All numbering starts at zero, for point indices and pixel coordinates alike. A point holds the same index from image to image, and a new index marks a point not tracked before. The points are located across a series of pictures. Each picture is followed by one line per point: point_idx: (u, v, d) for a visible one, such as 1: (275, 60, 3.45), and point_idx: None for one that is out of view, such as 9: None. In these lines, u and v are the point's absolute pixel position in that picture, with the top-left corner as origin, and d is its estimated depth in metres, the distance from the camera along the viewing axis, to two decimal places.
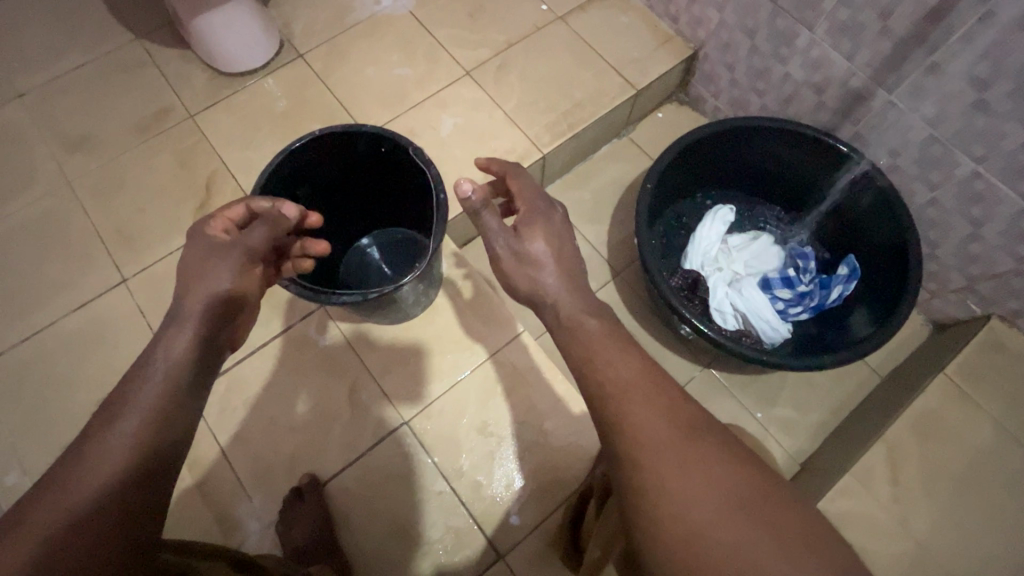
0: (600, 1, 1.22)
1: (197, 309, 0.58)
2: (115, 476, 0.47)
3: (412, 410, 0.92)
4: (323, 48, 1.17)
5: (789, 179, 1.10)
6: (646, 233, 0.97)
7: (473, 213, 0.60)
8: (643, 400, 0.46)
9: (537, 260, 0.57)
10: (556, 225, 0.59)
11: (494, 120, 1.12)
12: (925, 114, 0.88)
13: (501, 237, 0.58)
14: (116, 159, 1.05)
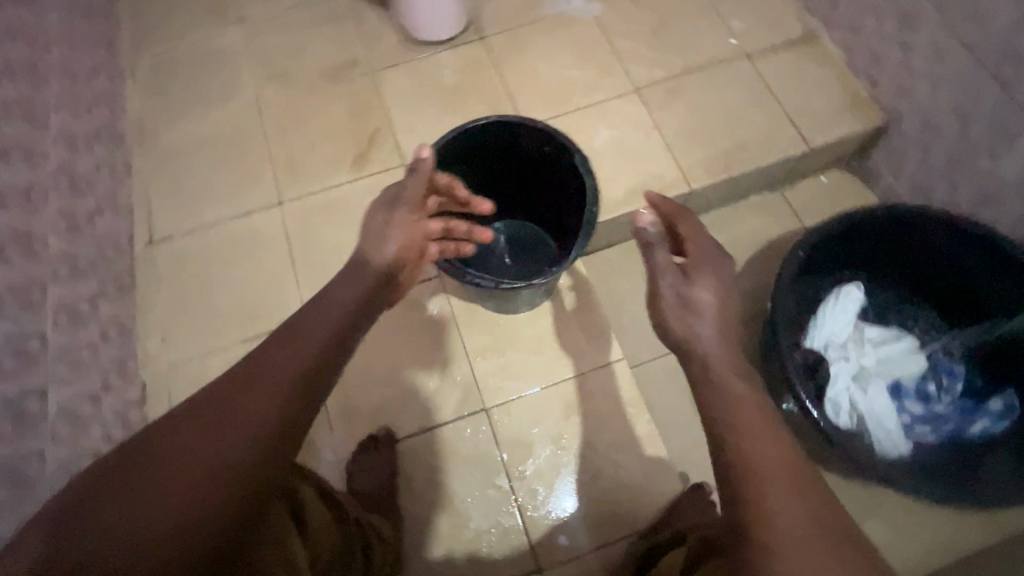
0: (794, 47, 1.15)
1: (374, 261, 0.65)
2: (283, 379, 0.49)
3: (494, 399, 0.94)
4: (505, 35, 1.21)
5: (958, 284, 0.98)
6: (781, 301, 0.92)
7: (644, 244, 0.59)
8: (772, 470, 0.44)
9: (700, 310, 0.56)
10: (721, 278, 0.58)
11: (650, 142, 1.10)
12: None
13: (666, 273, 0.58)
14: (302, 95, 1.16)
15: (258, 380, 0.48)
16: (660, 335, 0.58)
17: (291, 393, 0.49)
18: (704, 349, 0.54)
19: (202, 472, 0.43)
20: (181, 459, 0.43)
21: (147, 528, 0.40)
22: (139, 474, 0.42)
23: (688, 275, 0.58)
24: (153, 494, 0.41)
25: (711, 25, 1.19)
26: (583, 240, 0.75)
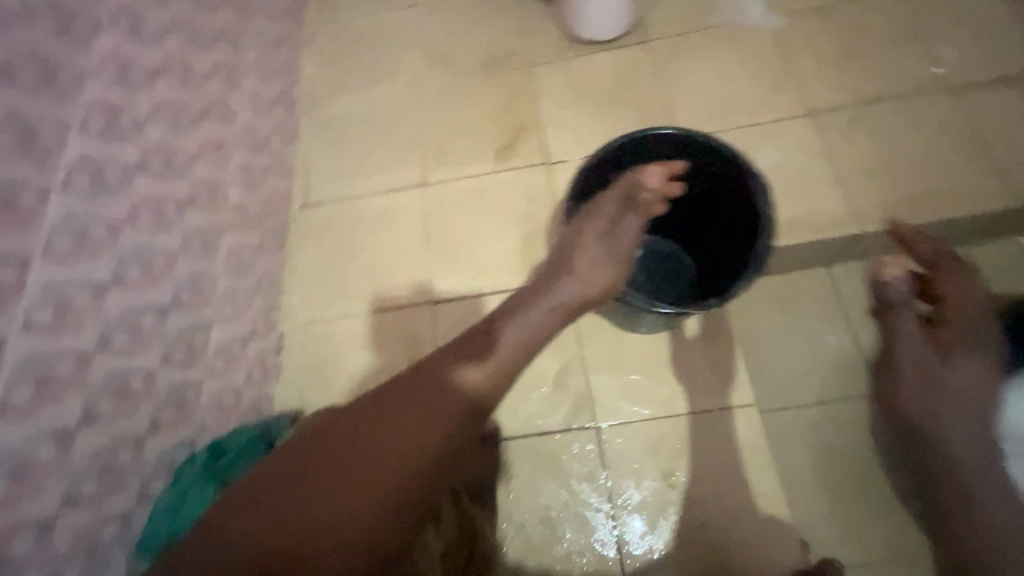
0: (1014, 85, 0.99)
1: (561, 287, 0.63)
2: (490, 370, 0.57)
3: (605, 418, 0.91)
4: (668, 40, 1.15)
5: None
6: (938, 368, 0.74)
7: (894, 303, 0.73)
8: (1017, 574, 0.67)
9: (946, 381, 0.73)
10: (978, 357, 0.74)
11: (819, 173, 0.99)
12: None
13: (921, 348, 0.74)
14: (458, 81, 1.18)
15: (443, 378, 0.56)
16: (892, 398, 0.77)
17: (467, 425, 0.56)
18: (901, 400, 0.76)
19: (399, 472, 0.51)
20: (361, 465, 0.51)
21: (360, 496, 0.50)
22: (353, 450, 0.52)
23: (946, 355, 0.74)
24: (354, 472, 0.51)
25: (912, 51, 1.05)
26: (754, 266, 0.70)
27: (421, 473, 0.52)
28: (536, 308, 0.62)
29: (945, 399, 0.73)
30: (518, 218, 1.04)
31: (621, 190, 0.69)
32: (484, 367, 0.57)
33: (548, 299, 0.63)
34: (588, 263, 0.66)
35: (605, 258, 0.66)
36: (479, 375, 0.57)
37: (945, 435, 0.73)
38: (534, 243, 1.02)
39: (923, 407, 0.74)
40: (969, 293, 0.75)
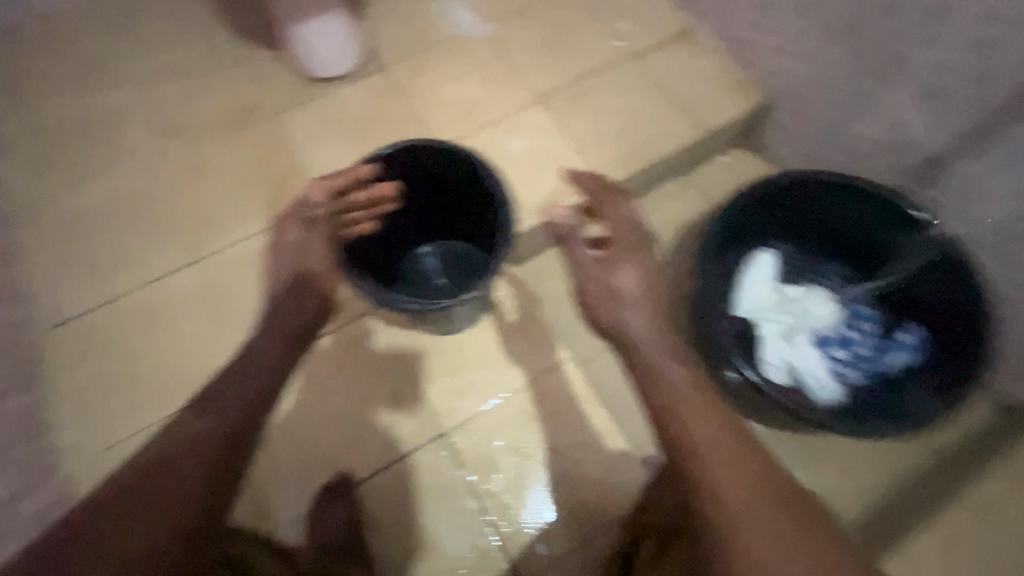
0: (676, 43, 1.24)
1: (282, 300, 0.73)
2: (254, 384, 0.66)
3: (449, 423, 0.93)
4: (401, 63, 1.23)
5: (842, 226, 1.06)
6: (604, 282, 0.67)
7: (560, 239, 0.68)
8: (727, 468, 0.53)
9: (623, 297, 0.65)
10: (645, 265, 0.67)
11: (559, 147, 1.14)
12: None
13: (590, 271, 0.67)
14: (201, 147, 1.12)
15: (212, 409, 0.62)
16: (593, 321, 0.68)
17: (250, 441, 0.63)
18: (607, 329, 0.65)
19: (160, 530, 0.55)
20: (144, 510, 0.55)
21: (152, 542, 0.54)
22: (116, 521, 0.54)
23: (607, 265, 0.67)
24: (140, 522, 0.55)
25: (598, 30, 1.25)
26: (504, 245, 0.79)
27: (185, 521, 0.56)
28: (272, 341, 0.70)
29: (626, 311, 0.65)
30: None
31: (306, 211, 0.76)
32: (245, 385, 0.65)
33: (282, 310, 0.72)
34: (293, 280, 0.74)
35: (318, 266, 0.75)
36: (229, 410, 0.63)
37: (641, 345, 0.62)
38: None
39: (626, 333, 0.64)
40: (627, 219, 0.71)
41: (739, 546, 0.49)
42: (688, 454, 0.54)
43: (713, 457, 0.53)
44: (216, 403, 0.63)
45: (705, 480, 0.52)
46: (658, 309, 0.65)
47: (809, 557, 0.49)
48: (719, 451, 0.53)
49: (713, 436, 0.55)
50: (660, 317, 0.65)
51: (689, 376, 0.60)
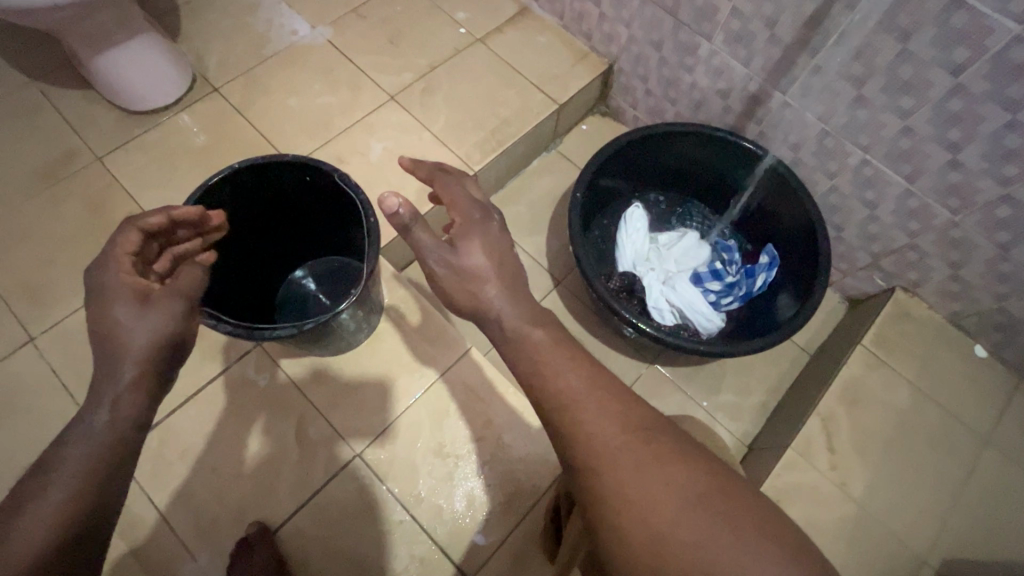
0: (517, 23, 1.27)
1: (136, 343, 0.53)
2: (93, 452, 0.48)
3: (363, 441, 0.89)
4: (238, 80, 1.15)
5: (688, 175, 1.16)
6: (455, 260, 0.59)
7: (402, 227, 0.58)
8: (596, 414, 0.53)
9: (477, 275, 0.59)
10: (494, 237, 0.61)
11: (423, 142, 1.13)
12: (900, 106, 0.84)
13: (435, 253, 0.59)
14: (18, 209, 0.99)
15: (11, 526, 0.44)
16: (451, 305, 0.61)
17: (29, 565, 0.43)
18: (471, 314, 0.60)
19: None
20: None
21: None
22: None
23: (453, 244, 0.60)
24: None
25: (440, 22, 1.25)
26: (372, 248, 0.76)
27: None
28: (110, 386, 0.51)
29: (485, 288, 0.59)
30: None
31: (125, 250, 0.57)
32: (68, 465, 0.47)
33: (130, 348, 0.52)
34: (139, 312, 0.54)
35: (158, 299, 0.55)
36: (50, 507, 0.45)
37: (502, 318, 0.58)
38: (206, 328, 0.94)
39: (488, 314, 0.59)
40: (471, 195, 0.64)
41: (614, 482, 0.49)
42: (559, 408, 0.53)
43: (584, 407, 0.53)
44: (38, 495, 0.45)
45: (578, 430, 0.52)
46: (517, 282, 0.60)
47: (683, 483, 0.48)
48: (588, 398, 0.53)
49: (579, 386, 0.54)
50: (519, 290, 0.60)
51: (552, 338, 0.57)
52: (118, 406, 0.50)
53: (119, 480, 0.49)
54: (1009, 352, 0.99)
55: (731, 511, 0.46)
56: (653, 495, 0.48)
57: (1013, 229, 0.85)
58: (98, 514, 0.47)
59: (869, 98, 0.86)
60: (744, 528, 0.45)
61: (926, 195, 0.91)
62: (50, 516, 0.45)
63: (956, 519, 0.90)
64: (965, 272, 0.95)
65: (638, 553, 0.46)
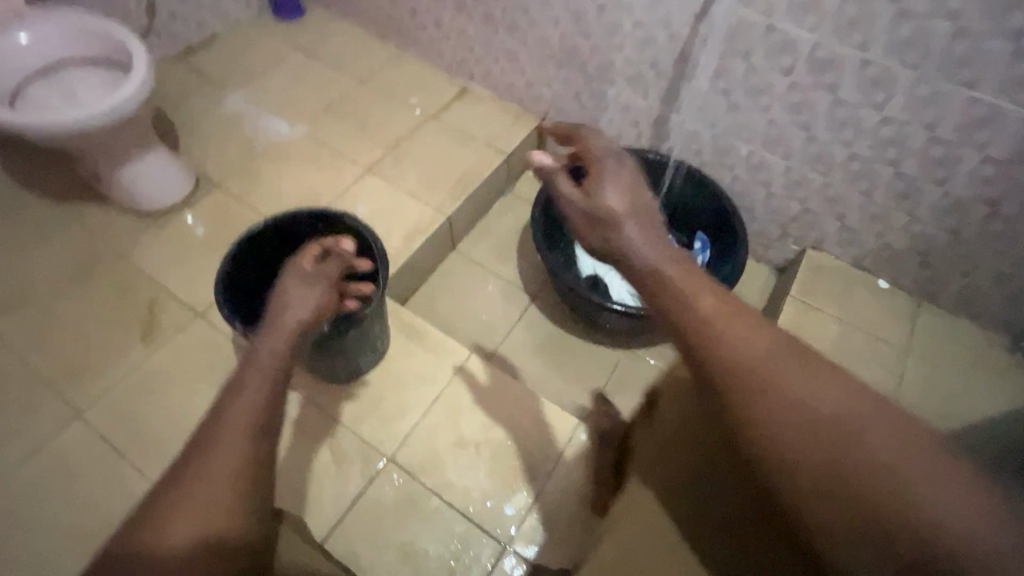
0: (461, 100, 1.56)
1: (300, 305, 0.70)
2: (274, 353, 0.65)
3: (392, 446, 1.00)
4: (236, 175, 1.36)
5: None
6: (589, 205, 0.71)
7: (546, 177, 0.74)
8: (734, 337, 0.61)
9: (614, 215, 0.69)
10: (627, 185, 0.73)
11: (401, 199, 1.35)
12: (760, 105, 1.12)
13: (574, 199, 0.72)
14: (54, 307, 1.12)
15: (232, 401, 0.60)
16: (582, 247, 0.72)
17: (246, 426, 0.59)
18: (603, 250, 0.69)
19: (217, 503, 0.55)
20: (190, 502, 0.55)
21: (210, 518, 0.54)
22: (187, 489, 0.55)
23: (588, 193, 0.73)
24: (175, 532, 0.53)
25: (398, 108, 1.53)
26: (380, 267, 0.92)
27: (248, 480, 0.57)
28: (273, 335, 0.67)
29: (622, 228, 0.68)
30: (207, 366, 1.06)
31: (312, 253, 0.78)
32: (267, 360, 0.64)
33: (300, 296, 0.71)
34: (305, 287, 0.72)
35: (309, 285, 0.73)
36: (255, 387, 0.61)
37: (636, 250, 0.66)
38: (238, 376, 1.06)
39: (614, 244, 0.68)
40: (606, 150, 0.78)
41: (767, 391, 0.59)
42: (699, 333, 0.61)
43: (725, 329, 0.61)
44: (246, 381, 0.62)
45: (721, 350, 0.61)
46: (648, 220, 0.69)
47: (832, 390, 0.58)
48: (726, 326, 0.61)
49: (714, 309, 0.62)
50: (654, 228, 0.69)
51: (680, 267, 0.65)
52: (290, 331, 0.68)
53: (281, 401, 0.63)
54: (903, 279, 1.22)
55: (866, 414, 0.57)
56: (801, 400, 0.58)
57: (868, 178, 1.10)
58: (274, 423, 0.61)
59: (738, 103, 1.14)
60: (873, 417, 0.57)
61: (802, 167, 1.16)
62: (255, 396, 0.60)
63: None
64: (849, 221, 1.20)
65: (792, 445, 0.58)
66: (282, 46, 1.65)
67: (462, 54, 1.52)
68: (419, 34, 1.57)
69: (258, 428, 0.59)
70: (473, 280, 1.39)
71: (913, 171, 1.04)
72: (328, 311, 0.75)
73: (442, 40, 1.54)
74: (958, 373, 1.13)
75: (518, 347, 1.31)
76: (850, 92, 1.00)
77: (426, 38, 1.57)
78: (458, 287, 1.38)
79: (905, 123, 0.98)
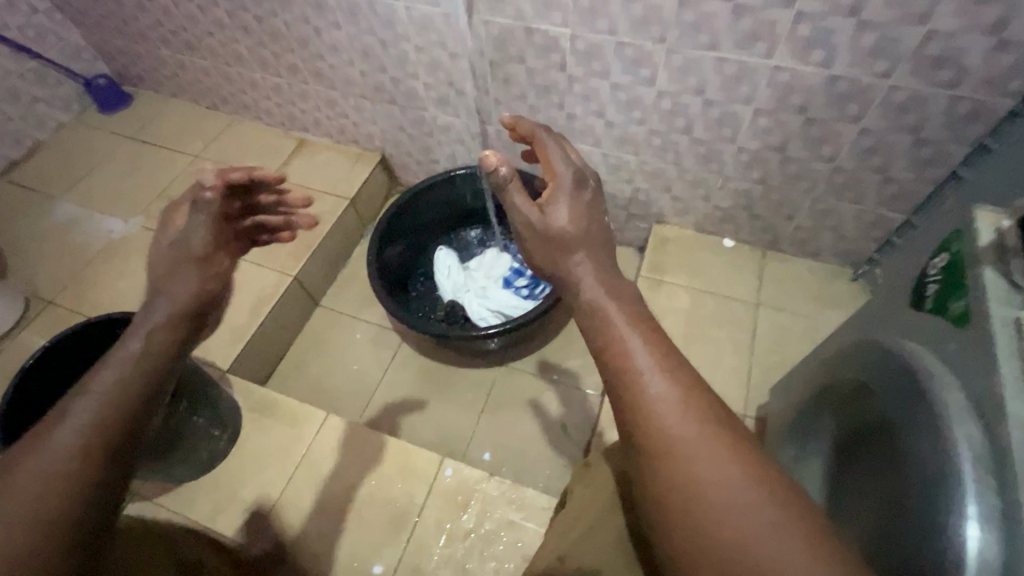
0: (299, 153, 1.53)
1: (180, 255, 0.62)
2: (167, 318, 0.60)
3: (249, 534, 0.96)
4: (70, 286, 1.30)
5: (466, 208, 1.41)
6: (543, 220, 0.65)
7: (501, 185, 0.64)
8: (685, 433, 0.54)
9: (563, 238, 0.64)
10: (583, 206, 0.66)
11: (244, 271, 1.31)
12: (555, 102, 1.12)
13: (523, 212, 0.65)
14: None
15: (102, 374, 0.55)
16: (532, 264, 0.68)
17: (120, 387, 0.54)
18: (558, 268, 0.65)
19: (55, 477, 0.48)
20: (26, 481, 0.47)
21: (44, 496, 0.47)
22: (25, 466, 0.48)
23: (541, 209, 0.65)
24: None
25: None
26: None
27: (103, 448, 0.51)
28: (145, 327, 0.58)
29: (572, 255, 0.64)
30: None
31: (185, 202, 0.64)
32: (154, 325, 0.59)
33: (179, 240, 0.63)
34: (185, 240, 0.62)
35: (175, 265, 0.62)
36: (135, 350, 0.57)
37: (581, 286, 0.62)
38: None
39: (552, 263, 0.65)
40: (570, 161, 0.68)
41: (685, 466, 0.52)
42: (626, 385, 0.57)
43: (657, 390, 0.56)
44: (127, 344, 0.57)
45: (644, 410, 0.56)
46: (601, 247, 0.65)
47: (777, 536, 0.47)
48: (663, 392, 0.56)
49: (649, 363, 0.57)
50: (603, 256, 0.65)
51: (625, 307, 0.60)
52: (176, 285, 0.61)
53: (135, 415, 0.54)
54: (744, 234, 1.24)
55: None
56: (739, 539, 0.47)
57: (673, 150, 1.11)
58: (121, 442, 0.52)
59: (536, 104, 1.14)
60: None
61: (615, 151, 1.17)
62: (137, 360, 0.56)
63: (755, 373, 1.08)
64: (676, 191, 1.21)
65: (690, 543, 0.50)
66: (109, 139, 1.60)
67: (287, 109, 1.50)
68: (242, 98, 1.54)
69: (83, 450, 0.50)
70: (341, 333, 1.36)
71: (704, 135, 1.05)
72: (222, 269, 0.66)
73: (263, 99, 1.51)
74: (806, 316, 1.15)
75: (394, 390, 1.28)
76: (621, 73, 1.01)
77: (250, 100, 1.54)
78: (326, 343, 1.35)
79: (678, 92, 0.99)
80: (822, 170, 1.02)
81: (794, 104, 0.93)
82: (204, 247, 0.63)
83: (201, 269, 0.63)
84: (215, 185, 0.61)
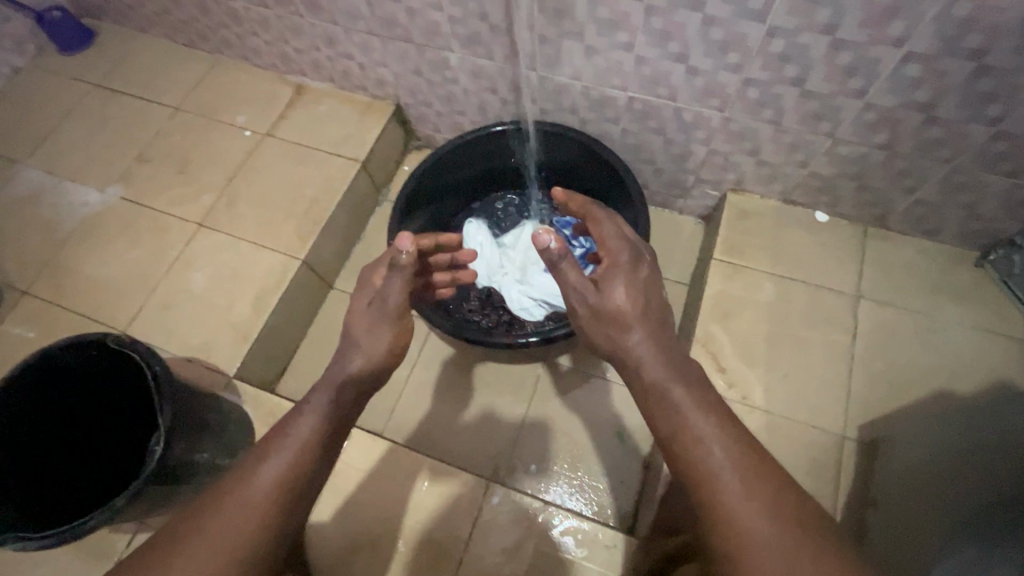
0: (296, 103, 1.29)
1: (376, 310, 0.67)
2: (351, 380, 0.64)
3: None
4: (44, 273, 1.13)
5: (500, 171, 1.19)
6: (597, 295, 0.61)
7: (551, 264, 0.62)
8: (742, 498, 0.48)
9: (620, 316, 0.60)
10: (640, 284, 0.62)
11: (244, 253, 1.13)
12: (622, 42, 0.86)
13: (577, 288, 0.62)
14: None
15: (291, 426, 0.59)
16: (589, 342, 0.64)
17: (307, 442, 0.57)
18: (618, 343, 0.60)
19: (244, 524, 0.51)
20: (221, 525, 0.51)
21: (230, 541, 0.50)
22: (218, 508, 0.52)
23: (596, 284, 0.62)
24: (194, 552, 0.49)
25: (222, 134, 1.26)
26: (163, 387, 0.75)
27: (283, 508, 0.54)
28: (338, 377, 0.63)
29: (630, 334, 0.59)
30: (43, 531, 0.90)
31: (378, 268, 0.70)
32: (341, 385, 0.63)
33: (369, 295, 0.68)
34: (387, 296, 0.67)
35: (376, 322, 0.66)
36: (323, 407, 0.60)
37: (641, 366, 0.58)
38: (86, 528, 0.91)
39: (610, 345, 0.61)
40: (621, 234, 0.67)
41: (736, 526, 0.47)
42: (705, 484, 0.50)
43: (726, 476, 0.50)
44: (314, 398, 0.61)
45: (720, 512, 0.48)
46: (660, 326, 0.60)
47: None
48: (723, 461, 0.50)
49: (727, 462, 0.50)
50: (665, 336, 0.60)
51: (691, 391, 0.55)
52: (374, 338, 0.66)
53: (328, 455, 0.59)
54: (843, 207, 1.01)
55: None
56: None
57: (772, 105, 0.87)
58: (297, 503, 0.55)
59: (595, 45, 0.89)
60: None
61: (694, 105, 0.92)
62: (322, 418, 0.59)
63: (855, 384, 0.90)
64: (765, 155, 0.97)
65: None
66: (71, 87, 1.35)
67: (278, 47, 1.23)
68: (225, 34, 1.27)
69: (293, 490, 0.54)
70: None
71: (821, 87, 0.81)
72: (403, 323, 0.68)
73: (250, 36, 1.24)
74: (919, 311, 0.94)
75: (421, 388, 1.14)
76: (721, 5, 0.75)
77: (233, 37, 1.27)
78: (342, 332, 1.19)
79: (797, 31, 0.74)
80: (977, 135, 0.79)
81: (965, 48, 0.68)
82: (399, 306, 0.67)
83: (394, 322, 0.67)
84: (409, 252, 0.64)
